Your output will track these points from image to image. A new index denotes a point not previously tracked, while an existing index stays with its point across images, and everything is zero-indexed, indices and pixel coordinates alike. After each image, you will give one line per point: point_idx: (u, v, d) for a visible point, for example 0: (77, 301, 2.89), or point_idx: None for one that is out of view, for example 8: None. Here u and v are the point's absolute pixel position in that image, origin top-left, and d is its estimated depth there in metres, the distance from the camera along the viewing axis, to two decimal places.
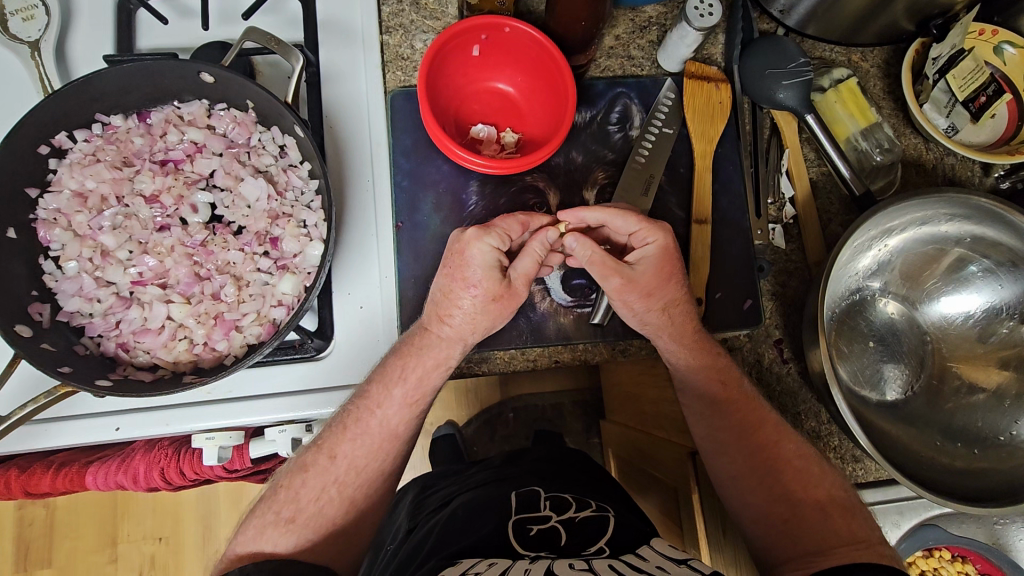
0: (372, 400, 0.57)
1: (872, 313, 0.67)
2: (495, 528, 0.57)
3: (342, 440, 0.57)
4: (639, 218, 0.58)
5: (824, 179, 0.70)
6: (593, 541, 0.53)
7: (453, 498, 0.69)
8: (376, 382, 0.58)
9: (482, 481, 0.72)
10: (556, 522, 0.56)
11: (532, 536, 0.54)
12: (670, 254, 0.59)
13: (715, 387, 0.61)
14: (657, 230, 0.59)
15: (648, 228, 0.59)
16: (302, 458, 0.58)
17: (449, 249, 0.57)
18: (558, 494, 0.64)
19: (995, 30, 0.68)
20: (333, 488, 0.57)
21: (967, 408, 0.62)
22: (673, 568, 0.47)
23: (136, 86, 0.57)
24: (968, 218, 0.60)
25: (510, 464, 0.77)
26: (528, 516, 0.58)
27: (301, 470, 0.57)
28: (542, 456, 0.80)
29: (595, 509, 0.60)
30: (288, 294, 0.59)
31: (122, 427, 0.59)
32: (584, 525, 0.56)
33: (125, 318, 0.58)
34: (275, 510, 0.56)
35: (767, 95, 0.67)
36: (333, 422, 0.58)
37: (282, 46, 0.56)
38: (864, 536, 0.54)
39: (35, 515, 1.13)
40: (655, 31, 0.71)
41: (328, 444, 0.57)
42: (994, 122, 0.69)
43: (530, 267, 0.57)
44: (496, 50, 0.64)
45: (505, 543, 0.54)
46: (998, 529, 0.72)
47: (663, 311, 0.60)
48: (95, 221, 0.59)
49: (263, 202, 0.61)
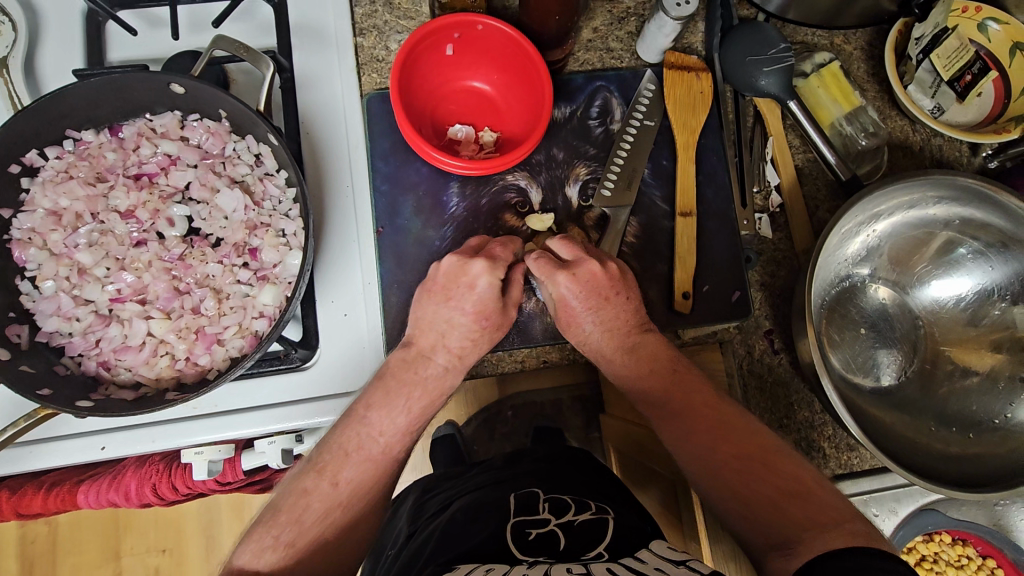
0: (372, 426, 0.57)
1: (862, 300, 0.66)
2: (491, 533, 0.56)
3: (346, 466, 0.57)
4: (538, 267, 0.60)
5: (810, 166, 0.69)
6: (593, 545, 0.52)
7: (451, 501, 0.69)
8: (376, 407, 0.58)
9: (480, 484, 0.71)
10: (555, 525, 0.56)
11: (530, 541, 0.54)
12: (590, 286, 0.59)
13: (676, 395, 0.60)
14: (554, 279, 0.59)
15: (547, 277, 0.60)
16: (300, 484, 0.56)
17: (452, 277, 0.60)
18: (555, 495, 0.63)
19: (979, 7, 0.68)
20: (337, 512, 0.56)
21: (960, 393, 0.62)
22: (671, 569, 0.46)
23: (106, 99, 0.56)
24: (954, 198, 0.59)
25: (509, 466, 0.77)
26: (526, 518, 0.58)
27: (302, 495, 0.56)
28: (542, 455, 0.79)
29: (594, 510, 0.60)
30: (269, 305, 0.58)
31: (107, 446, 0.58)
32: (581, 527, 0.56)
33: (105, 336, 0.57)
34: (273, 534, 0.54)
35: (749, 82, 0.66)
36: (331, 447, 0.57)
37: (251, 53, 0.56)
38: (834, 516, 0.49)
39: (37, 532, 1.14)
40: (633, 22, 0.70)
41: (331, 470, 0.56)
42: (981, 101, 0.69)
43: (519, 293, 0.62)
44: (469, 48, 0.62)
45: (503, 548, 0.53)
46: (999, 510, 0.73)
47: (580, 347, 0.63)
48: (70, 239, 0.58)
49: (240, 213, 0.60)
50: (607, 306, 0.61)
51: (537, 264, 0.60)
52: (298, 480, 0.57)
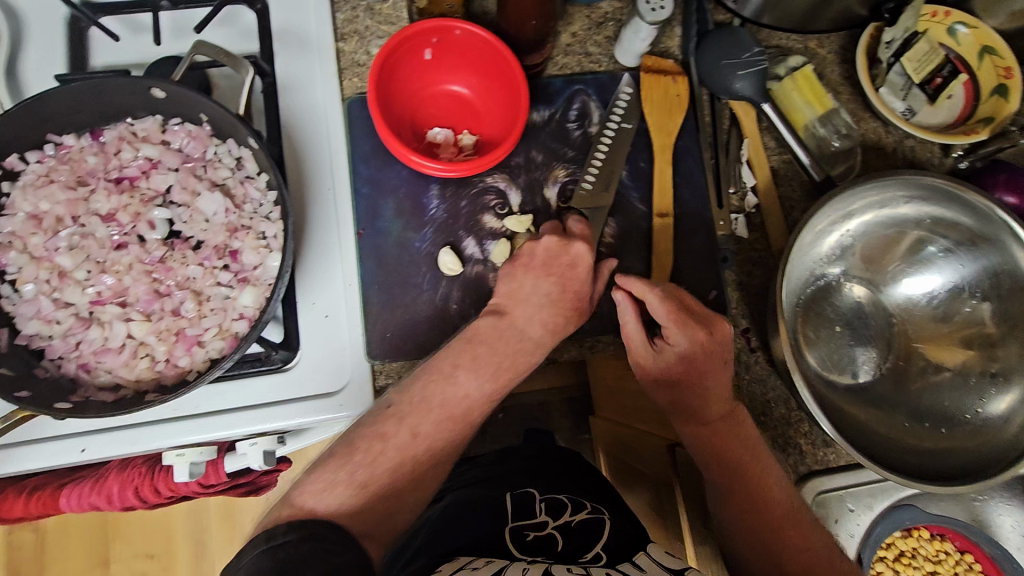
0: (459, 387, 0.61)
1: (837, 298, 0.67)
2: (489, 531, 0.61)
3: (426, 420, 0.60)
4: (669, 312, 0.61)
5: (786, 167, 0.70)
6: (590, 547, 0.58)
7: (443, 496, 0.73)
8: (463, 368, 0.61)
9: (471, 481, 0.74)
10: (553, 528, 0.61)
11: (529, 541, 0.59)
12: (710, 345, 0.61)
13: (744, 465, 0.61)
14: (684, 330, 0.61)
15: (678, 325, 0.61)
16: (379, 428, 0.58)
17: (556, 255, 0.63)
18: (551, 495, 0.68)
19: (948, 11, 0.70)
20: (408, 463, 0.59)
21: (933, 388, 0.63)
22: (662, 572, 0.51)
23: (87, 104, 0.57)
24: (924, 198, 0.60)
25: (498, 463, 0.77)
26: (523, 521, 0.63)
27: (380, 439, 0.58)
28: (531, 453, 0.79)
29: (589, 510, 0.65)
30: (250, 307, 0.59)
31: (87, 448, 0.58)
32: (577, 528, 0.61)
33: (85, 338, 0.57)
34: (348, 470, 0.57)
35: (724, 85, 0.67)
36: (414, 401, 0.59)
37: (231, 58, 0.57)
38: None
39: (24, 538, 1.14)
40: (611, 27, 0.71)
41: (410, 422, 0.59)
42: (951, 103, 0.71)
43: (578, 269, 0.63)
44: (448, 52, 0.63)
45: (502, 547, 0.58)
46: (977, 506, 0.76)
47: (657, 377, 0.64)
48: (51, 242, 0.59)
49: (221, 215, 0.61)
50: (720, 366, 0.62)
51: (664, 307, 0.61)
52: (377, 423, 0.59)
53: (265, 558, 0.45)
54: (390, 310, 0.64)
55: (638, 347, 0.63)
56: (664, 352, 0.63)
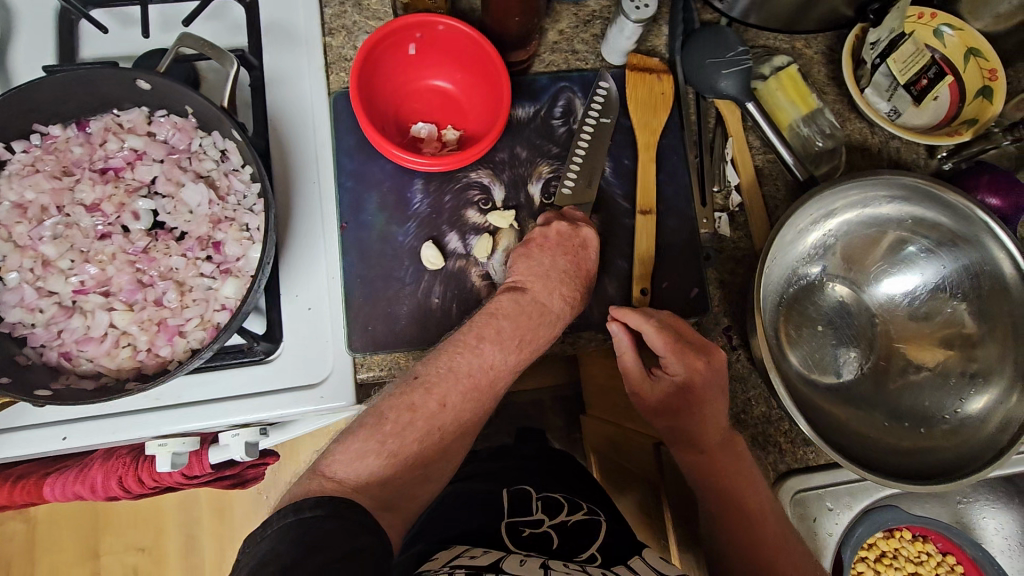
0: (486, 358, 0.58)
1: (820, 298, 0.67)
2: (484, 523, 0.62)
3: (455, 390, 0.57)
4: (666, 344, 0.60)
5: (770, 166, 0.70)
6: (586, 547, 0.58)
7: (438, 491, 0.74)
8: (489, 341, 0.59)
9: (465, 476, 0.76)
10: (549, 526, 0.62)
11: (525, 537, 0.59)
12: (705, 376, 0.61)
13: (737, 487, 0.60)
14: (682, 361, 0.61)
15: (675, 356, 0.60)
16: (408, 398, 0.56)
17: (566, 238, 0.63)
18: (547, 493, 0.69)
19: (934, 13, 0.70)
20: (436, 434, 0.56)
21: (912, 388, 0.63)
22: None
23: (73, 94, 0.58)
24: (905, 198, 0.61)
25: (495, 458, 0.80)
26: (520, 518, 0.63)
27: (410, 411, 0.55)
28: (531, 452, 0.82)
29: (586, 511, 0.66)
30: (231, 297, 0.59)
31: (69, 436, 0.59)
32: (574, 528, 0.62)
33: (67, 327, 0.58)
34: (380, 438, 0.53)
35: (709, 84, 0.68)
36: (441, 371, 0.57)
37: (215, 51, 0.57)
38: None
39: (15, 529, 1.15)
40: (599, 25, 0.72)
41: (441, 391, 0.56)
42: (936, 104, 0.71)
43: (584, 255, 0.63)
44: (433, 47, 0.64)
45: (498, 540, 0.58)
46: (961, 508, 0.78)
47: (653, 403, 0.64)
48: (35, 231, 0.59)
49: (204, 207, 0.61)
50: (718, 394, 0.61)
51: (661, 338, 0.60)
52: (405, 394, 0.56)
53: (286, 533, 0.41)
54: (372, 302, 0.64)
55: (637, 373, 0.64)
56: (662, 381, 0.63)
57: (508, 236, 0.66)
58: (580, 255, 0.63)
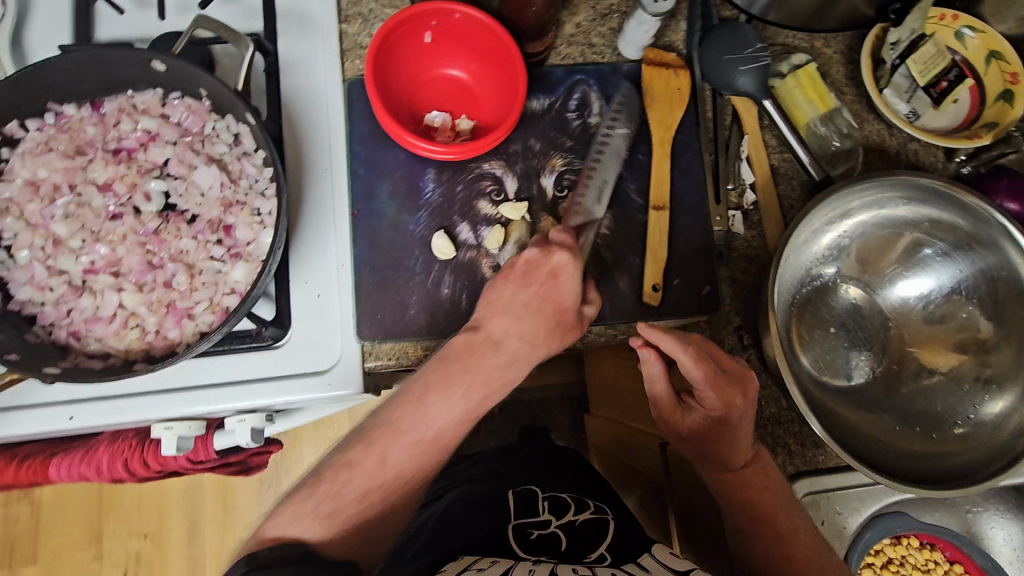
0: (431, 409, 0.59)
1: (832, 299, 0.66)
2: (492, 527, 0.62)
3: (395, 446, 0.58)
4: (704, 374, 0.57)
5: (785, 165, 0.70)
6: (595, 548, 0.58)
7: (446, 491, 0.74)
8: (435, 390, 0.59)
9: (474, 476, 0.75)
10: (556, 527, 0.61)
11: (532, 541, 0.59)
12: (737, 403, 0.59)
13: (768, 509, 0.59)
14: (718, 389, 0.58)
15: (710, 385, 0.58)
16: (346, 456, 0.58)
17: (535, 268, 0.59)
18: (554, 493, 0.69)
19: (956, 15, 0.69)
20: (377, 491, 0.58)
21: (925, 392, 0.62)
22: None
23: (89, 74, 0.58)
24: (923, 200, 0.60)
25: (501, 459, 0.80)
26: (527, 520, 0.63)
27: (347, 467, 0.58)
28: (534, 450, 0.82)
29: (592, 510, 0.65)
30: (241, 281, 0.59)
31: (76, 416, 0.59)
32: (582, 528, 0.62)
33: (77, 306, 0.58)
34: (316, 500, 0.56)
35: (726, 81, 0.67)
36: (384, 421, 0.59)
37: (232, 34, 0.57)
38: None
39: (20, 511, 1.16)
40: (616, 19, 0.71)
41: (379, 447, 0.58)
42: (956, 107, 0.70)
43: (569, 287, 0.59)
44: (448, 36, 0.63)
45: (507, 544, 0.59)
46: (971, 518, 0.77)
47: (686, 431, 0.62)
48: (47, 210, 0.59)
49: (216, 190, 0.61)
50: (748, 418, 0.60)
51: (698, 369, 0.57)
52: (345, 453, 0.59)
53: None
54: (381, 290, 0.64)
55: (670, 401, 0.61)
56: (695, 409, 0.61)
57: (550, 224, 0.66)
58: (549, 287, 0.59)
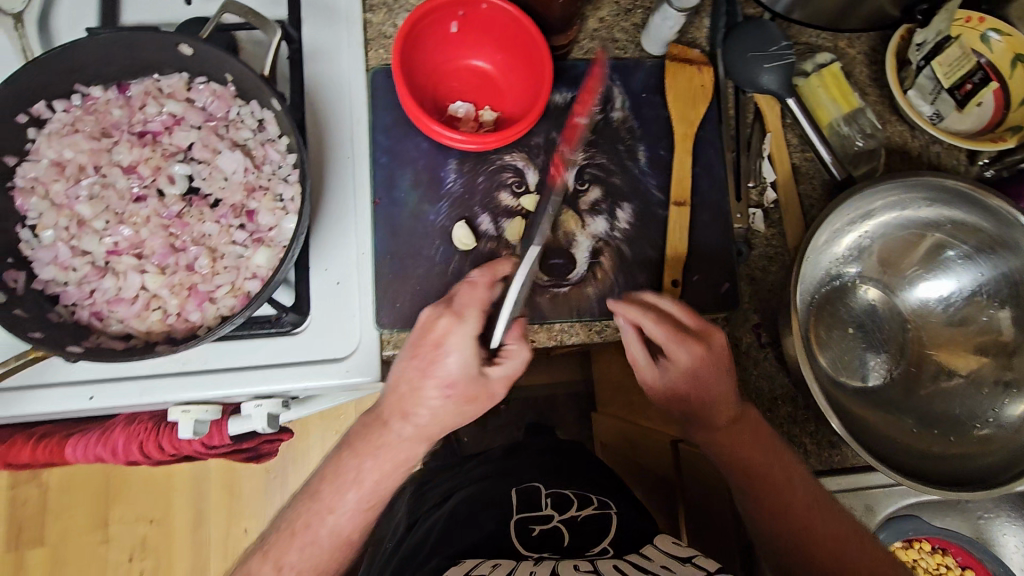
0: (330, 507, 0.59)
1: (851, 300, 0.66)
2: (496, 528, 0.63)
3: (292, 549, 0.58)
4: (665, 331, 0.59)
5: (807, 164, 0.69)
6: (598, 542, 0.58)
7: (453, 494, 0.73)
8: (328, 483, 0.59)
9: (481, 476, 0.75)
10: (558, 522, 0.62)
11: (535, 537, 0.60)
12: (709, 357, 0.59)
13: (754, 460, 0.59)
14: (686, 342, 0.59)
15: (677, 340, 0.59)
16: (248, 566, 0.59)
17: (422, 336, 0.57)
18: (557, 489, 0.68)
19: (982, 18, 0.68)
20: None
21: (943, 394, 0.62)
22: (676, 565, 0.50)
23: (117, 57, 0.58)
24: (947, 202, 0.60)
25: (509, 457, 0.80)
26: (528, 514, 0.64)
27: None
28: (545, 446, 0.83)
29: (596, 505, 0.65)
30: (263, 267, 0.59)
31: (96, 396, 0.59)
32: (583, 523, 0.62)
33: (100, 287, 0.58)
34: None
35: (750, 78, 0.67)
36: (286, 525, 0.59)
37: (260, 19, 0.57)
38: None
39: (28, 494, 1.16)
40: (639, 14, 0.71)
41: (275, 553, 0.58)
42: (980, 110, 0.69)
43: (465, 349, 0.57)
44: (474, 26, 0.64)
45: (509, 544, 0.60)
46: (983, 524, 0.76)
47: (665, 390, 0.63)
48: (72, 190, 0.59)
49: (240, 174, 0.61)
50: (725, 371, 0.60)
51: (660, 328, 0.59)
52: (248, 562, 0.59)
53: None
54: (401, 279, 0.65)
55: (646, 363, 0.62)
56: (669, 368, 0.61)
57: (574, 220, 0.65)
58: (432, 359, 0.57)
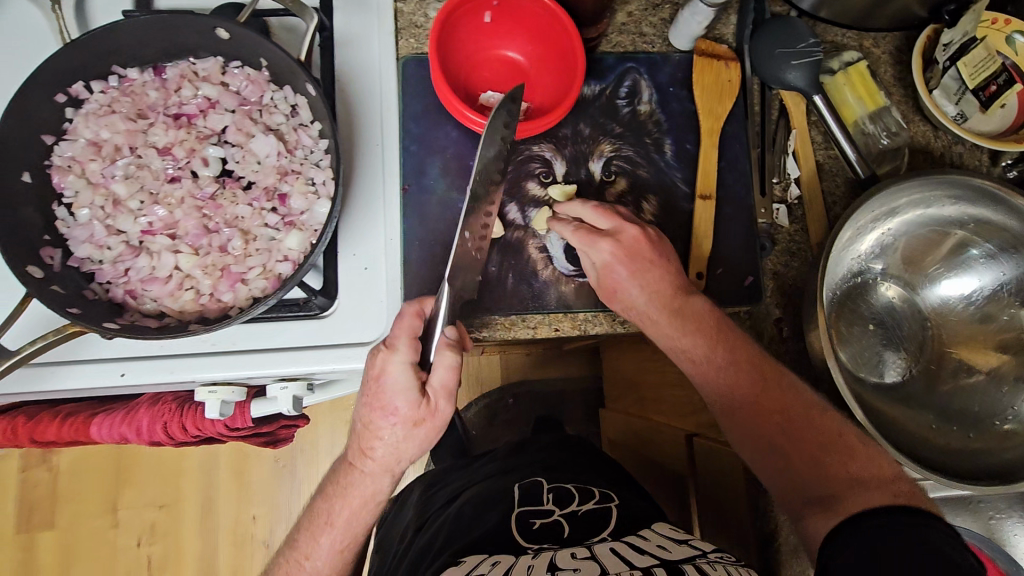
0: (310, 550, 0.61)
1: (872, 297, 0.67)
2: (498, 523, 0.61)
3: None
4: (579, 235, 0.61)
5: (831, 162, 0.70)
6: (597, 531, 0.58)
7: (461, 492, 0.73)
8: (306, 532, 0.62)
9: (489, 474, 0.76)
10: (558, 514, 0.61)
11: (536, 532, 0.59)
12: (630, 249, 0.60)
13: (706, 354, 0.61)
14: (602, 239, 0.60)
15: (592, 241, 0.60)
16: None
17: (366, 374, 0.57)
18: (558, 483, 0.68)
19: (1008, 20, 0.69)
20: None
21: (965, 391, 0.63)
22: (675, 546, 0.52)
23: (155, 39, 0.59)
24: (970, 200, 0.60)
25: (515, 454, 0.80)
26: (529, 509, 0.63)
27: None
28: (548, 443, 0.83)
29: (598, 499, 0.65)
30: (294, 250, 0.60)
31: (126, 373, 0.60)
32: (584, 517, 0.61)
33: (134, 266, 0.59)
34: None
35: (776, 74, 0.67)
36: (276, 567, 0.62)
37: (297, 4, 0.57)
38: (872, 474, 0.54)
39: (39, 477, 1.17)
40: (667, 9, 0.72)
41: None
42: (1003, 112, 0.70)
43: (406, 381, 0.55)
44: (508, 17, 0.64)
45: (509, 538, 0.59)
46: (994, 523, 0.77)
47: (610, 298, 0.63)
48: (108, 170, 0.60)
49: (273, 158, 0.62)
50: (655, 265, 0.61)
51: (578, 234, 0.61)
52: None
53: None
54: (428, 265, 0.67)
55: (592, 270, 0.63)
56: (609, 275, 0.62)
57: None
58: (378, 398, 0.56)
